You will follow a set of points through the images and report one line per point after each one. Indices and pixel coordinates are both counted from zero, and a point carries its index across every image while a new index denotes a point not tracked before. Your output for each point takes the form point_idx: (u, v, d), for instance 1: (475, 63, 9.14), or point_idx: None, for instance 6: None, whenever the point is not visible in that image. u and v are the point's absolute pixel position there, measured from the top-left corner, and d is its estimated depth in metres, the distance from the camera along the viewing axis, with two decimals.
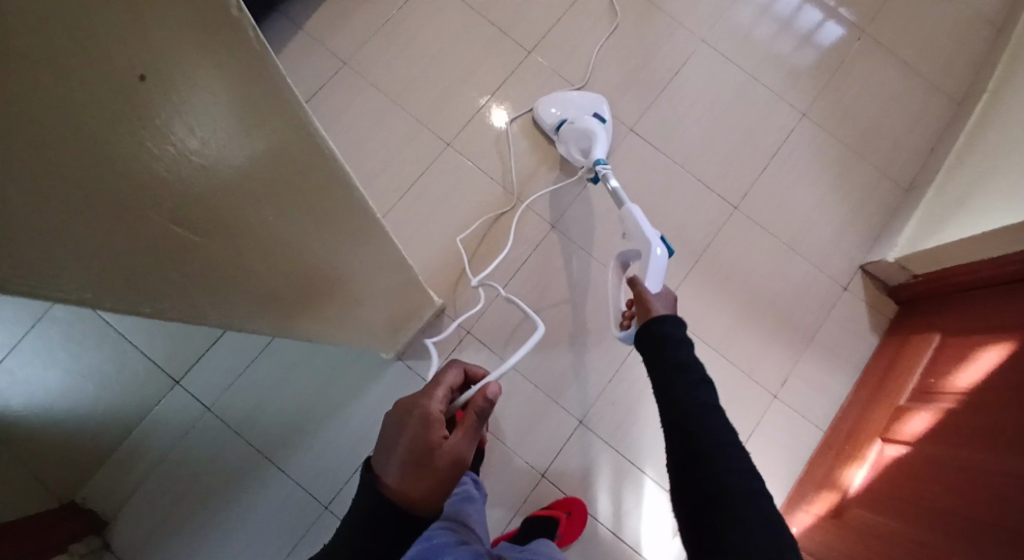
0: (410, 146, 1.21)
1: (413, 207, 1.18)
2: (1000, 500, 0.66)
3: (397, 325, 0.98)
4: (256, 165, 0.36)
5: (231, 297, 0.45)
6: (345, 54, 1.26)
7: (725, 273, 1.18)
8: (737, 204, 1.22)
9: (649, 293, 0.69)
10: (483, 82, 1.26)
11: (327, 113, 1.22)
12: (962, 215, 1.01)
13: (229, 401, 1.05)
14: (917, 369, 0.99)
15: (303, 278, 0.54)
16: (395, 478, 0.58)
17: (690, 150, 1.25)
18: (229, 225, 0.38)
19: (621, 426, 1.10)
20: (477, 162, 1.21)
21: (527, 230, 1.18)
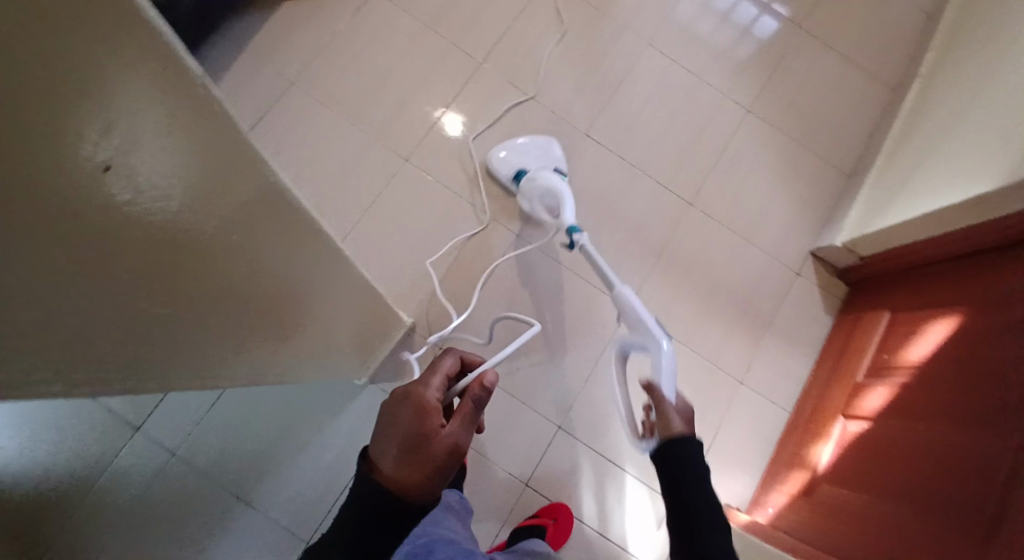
0: (367, 163, 1.20)
1: (374, 225, 1.17)
2: (962, 473, 0.70)
3: (366, 350, 0.97)
4: (212, 208, 0.34)
5: (198, 345, 0.43)
6: (294, 74, 1.23)
7: (687, 268, 1.22)
8: (693, 200, 1.26)
9: (666, 402, 0.72)
10: (438, 95, 1.25)
11: (278, 136, 1.19)
12: (905, 198, 1.07)
13: (197, 442, 1.01)
14: (871, 346, 1.05)
15: (270, 310, 0.53)
16: (392, 465, 0.57)
17: (646, 150, 1.28)
18: (189, 275, 0.36)
19: (599, 428, 1.11)
20: (437, 175, 1.21)
21: (492, 241, 1.18)
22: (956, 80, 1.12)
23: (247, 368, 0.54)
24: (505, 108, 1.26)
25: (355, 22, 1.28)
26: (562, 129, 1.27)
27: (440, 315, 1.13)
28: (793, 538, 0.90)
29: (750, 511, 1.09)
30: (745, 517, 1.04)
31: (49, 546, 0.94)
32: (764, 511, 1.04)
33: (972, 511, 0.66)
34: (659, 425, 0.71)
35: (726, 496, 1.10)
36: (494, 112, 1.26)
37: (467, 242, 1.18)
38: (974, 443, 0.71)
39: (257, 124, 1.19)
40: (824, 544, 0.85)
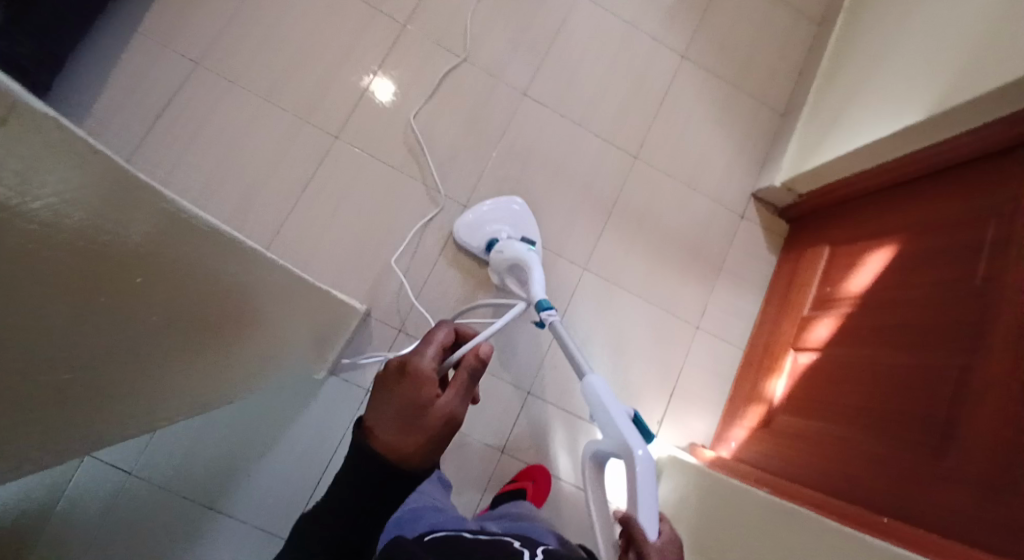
0: (296, 145, 1.12)
1: (313, 211, 1.10)
2: (912, 392, 0.76)
3: (321, 344, 0.94)
4: (120, 236, 0.40)
5: (107, 340, 0.47)
6: (200, 52, 1.12)
7: (638, 223, 1.22)
8: (638, 153, 1.26)
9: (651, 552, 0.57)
10: (363, 63, 1.17)
11: (193, 120, 1.09)
12: (836, 135, 1.11)
13: (153, 458, 0.96)
14: (813, 278, 1.11)
15: (203, 316, 0.56)
16: (388, 432, 0.51)
17: (587, 106, 1.25)
18: (89, 284, 0.41)
19: (568, 388, 1.13)
20: (373, 152, 1.14)
21: (440, 216, 1.14)
22: (878, 12, 1.15)
23: (176, 360, 0.58)
24: (438, 73, 1.20)
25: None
26: (499, 91, 1.22)
27: (395, 296, 1.09)
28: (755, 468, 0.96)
29: (713, 446, 1.15)
30: (710, 453, 1.10)
31: None
32: (727, 446, 1.10)
33: (927, 425, 0.71)
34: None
35: (690, 436, 1.16)
36: (427, 79, 1.19)
37: (413, 219, 1.13)
38: (921, 362, 0.77)
39: (167, 110, 1.08)
40: (786, 470, 0.90)
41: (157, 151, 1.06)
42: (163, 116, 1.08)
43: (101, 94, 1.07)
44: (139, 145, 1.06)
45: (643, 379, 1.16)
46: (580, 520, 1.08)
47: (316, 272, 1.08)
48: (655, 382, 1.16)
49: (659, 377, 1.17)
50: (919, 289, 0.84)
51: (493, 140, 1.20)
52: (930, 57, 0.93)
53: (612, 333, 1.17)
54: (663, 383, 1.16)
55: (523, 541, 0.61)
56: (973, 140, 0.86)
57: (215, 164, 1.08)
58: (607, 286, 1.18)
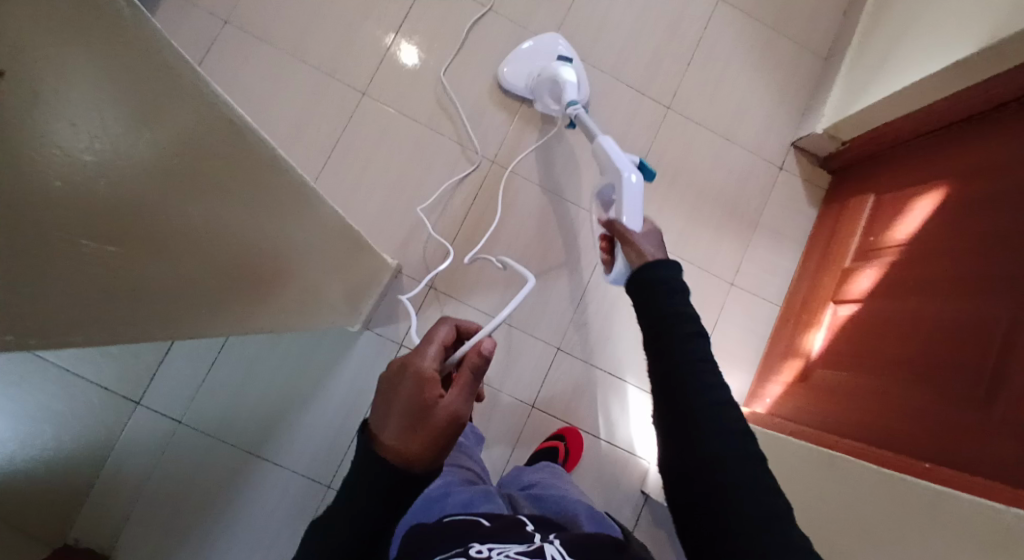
0: (324, 102, 1.12)
1: (343, 168, 1.10)
2: (961, 338, 0.73)
3: (353, 295, 0.94)
4: (181, 155, 0.42)
5: (179, 267, 0.47)
6: (227, 11, 1.12)
7: (670, 176, 1.19)
8: (670, 103, 1.21)
9: (635, 234, 0.65)
10: (387, 17, 1.15)
11: (222, 80, 1.10)
12: (884, 75, 1.04)
13: (200, 411, 1.01)
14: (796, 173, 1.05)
15: (248, 248, 0.58)
16: (394, 435, 0.48)
17: (618, 54, 1.21)
18: (162, 206, 0.42)
19: (599, 343, 1.12)
20: (400, 108, 1.13)
21: (466, 171, 1.13)
22: None
23: (229, 295, 0.60)
24: (461, 24, 1.17)
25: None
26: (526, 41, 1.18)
27: (424, 254, 1.10)
28: (791, 422, 0.94)
29: (748, 404, 1.13)
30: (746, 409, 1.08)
31: (74, 526, 0.95)
32: (763, 403, 1.08)
33: (977, 370, 0.68)
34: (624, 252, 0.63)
35: None
36: (452, 30, 1.16)
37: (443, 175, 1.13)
38: (970, 307, 0.74)
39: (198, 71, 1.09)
40: (825, 423, 0.88)
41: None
42: None
43: None
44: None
45: None
46: (611, 476, 1.08)
47: None
48: None
49: None
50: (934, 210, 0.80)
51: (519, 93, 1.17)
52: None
53: None
54: None
55: (539, 526, 0.62)
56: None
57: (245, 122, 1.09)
58: None
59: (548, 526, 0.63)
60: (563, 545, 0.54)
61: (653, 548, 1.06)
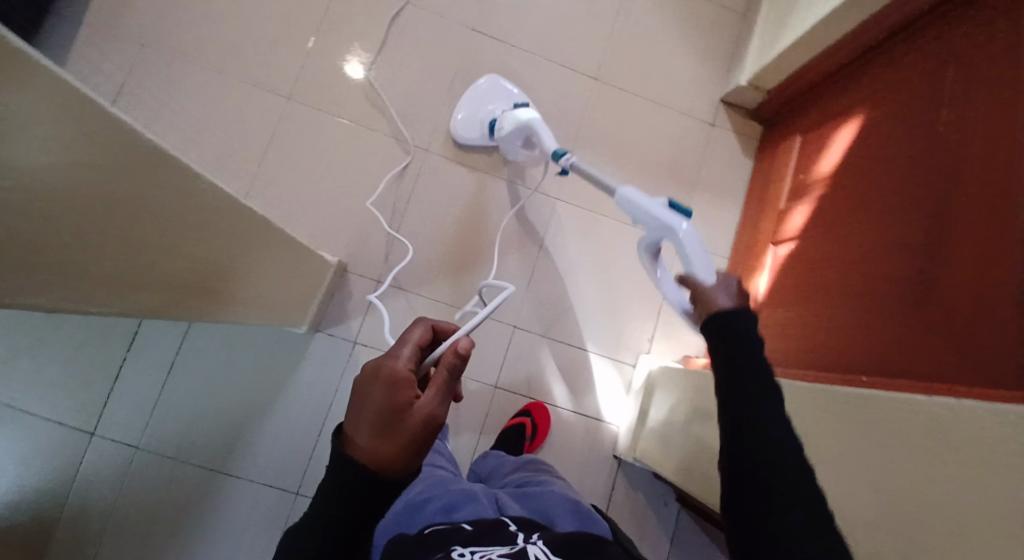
0: (252, 114, 1.11)
1: (280, 178, 1.10)
2: (886, 254, 0.75)
3: (299, 292, 0.93)
4: (124, 176, 0.44)
5: (129, 272, 0.52)
6: (145, 38, 1.11)
7: (606, 146, 1.21)
8: (598, 75, 1.23)
9: (708, 284, 0.56)
10: (307, 22, 1.15)
11: (145, 105, 1.08)
12: (795, 19, 1.06)
13: (160, 430, 0.99)
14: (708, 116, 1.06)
15: (201, 259, 0.61)
16: (370, 440, 0.48)
17: (541, 32, 1.22)
18: (113, 220, 0.45)
19: (556, 316, 1.13)
20: (330, 110, 1.13)
21: (405, 164, 1.13)
22: None
23: (168, 304, 0.62)
24: (386, 18, 1.17)
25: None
26: (448, 30, 1.19)
27: (370, 251, 1.10)
28: None
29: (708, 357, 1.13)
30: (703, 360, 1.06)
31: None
32: None
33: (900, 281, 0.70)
34: (701, 310, 0.56)
35: (683, 348, 1.14)
36: (373, 29, 1.16)
37: (381, 173, 1.13)
38: (891, 224, 0.76)
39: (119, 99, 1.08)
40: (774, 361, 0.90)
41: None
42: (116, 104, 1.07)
43: None
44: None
45: (631, 296, 1.16)
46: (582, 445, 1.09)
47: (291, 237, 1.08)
48: (642, 294, 1.16)
49: (645, 291, 1.16)
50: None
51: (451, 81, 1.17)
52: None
53: (591, 257, 1.16)
54: (649, 297, 1.16)
55: (525, 523, 0.60)
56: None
57: (179, 133, 1.08)
58: (582, 213, 1.17)
59: (535, 525, 0.60)
60: (549, 548, 0.52)
61: (627, 516, 1.06)
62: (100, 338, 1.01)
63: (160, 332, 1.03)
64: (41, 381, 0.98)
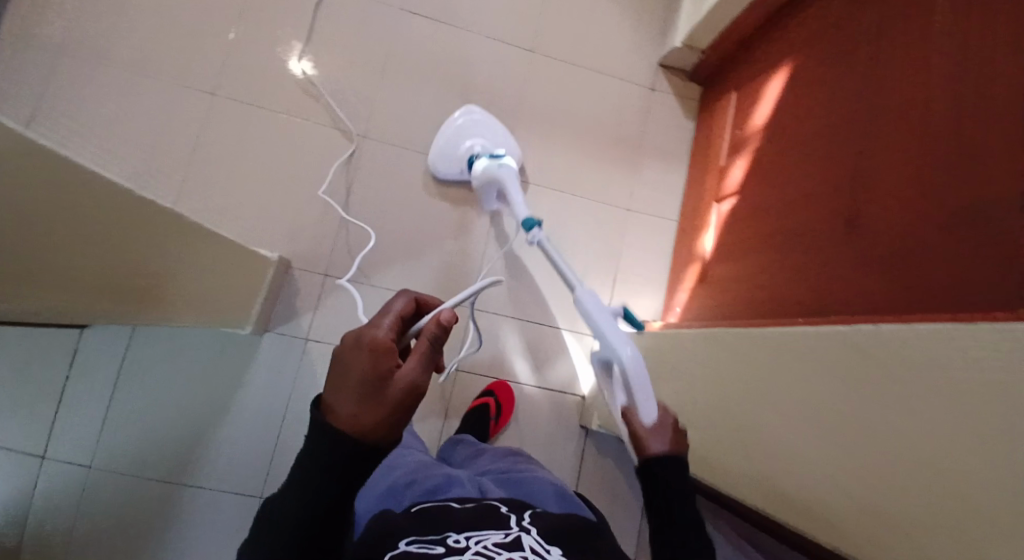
0: (334, 152, 1.22)
1: (342, 211, 1.20)
2: None
3: (237, 293, 0.98)
4: (92, 214, 0.60)
5: (88, 282, 0.67)
6: (218, 71, 1.21)
7: (640, 266, 1.29)
8: (651, 202, 1.32)
9: (642, 425, 0.52)
10: (406, 81, 1.27)
11: (241, 123, 1.20)
12: None
13: (131, 422, 1.05)
14: (715, 231, 1.11)
15: (140, 265, 0.72)
16: (351, 409, 0.44)
17: (608, 148, 1.32)
18: (101, 244, 0.63)
19: (552, 406, 1.22)
20: (405, 165, 1.24)
21: (447, 213, 1.23)
22: None
23: (130, 288, 0.75)
24: (381, 73, 1.26)
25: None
26: (527, 122, 1.29)
27: None
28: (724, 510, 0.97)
29: None
30: None
31: None
32: None
33: None
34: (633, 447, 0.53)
35: None
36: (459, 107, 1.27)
37: (433, 232, 1.22)
38: None
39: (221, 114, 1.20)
40: None
41: (95, 139, 1.15)
42: (219, 116, 1.20)
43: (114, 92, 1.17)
44: (77, 133, 1.15)
45: None
46: None
47: (337, 266, 1.17)
48: None
49: None
50: (794, 266, 0.80)
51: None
52: (809, 90, 0.90)
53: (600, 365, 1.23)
54: None
55: (511, 505, 0.63)
56: (863, 65, 0.79)
57: (180, 155, 1.17)
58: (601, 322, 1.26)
59: (519, 505, 0.64)
60: (538, 530, 0.57)
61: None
62: (42, 350, 1.06)
63: (108, 341, 1.07)
64: None
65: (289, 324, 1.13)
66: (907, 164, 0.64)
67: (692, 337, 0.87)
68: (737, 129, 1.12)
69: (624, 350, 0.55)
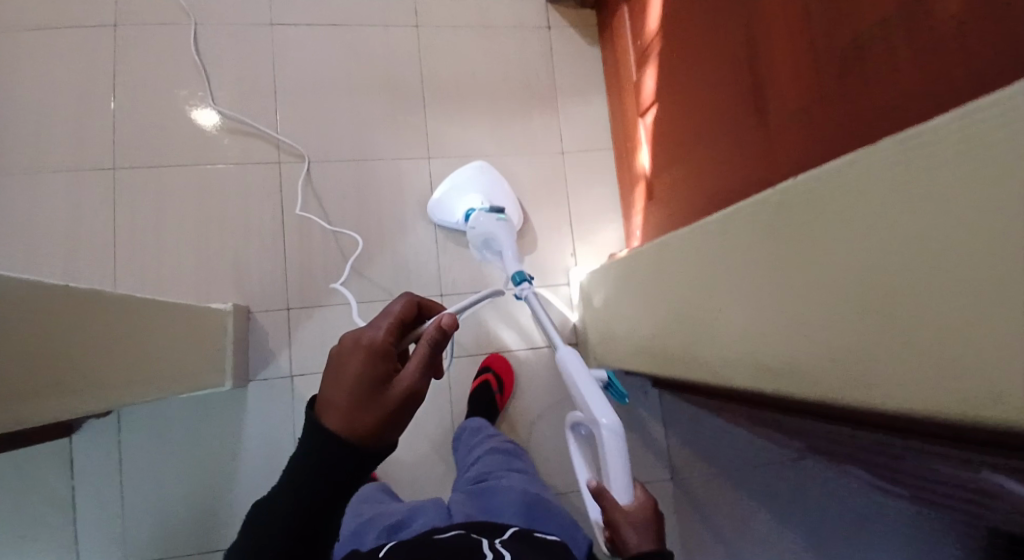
0: (262, 186, 1.18)
1: (289, 242, 1.17)
2: None
3: (201, 349, 0.95)
4: (36, 316, 0.59)
5: (68, 381, 0.64)
6: (112, 135, 1.15)
7: (592, 205, 1.31)
8: (584, 139, 1.33)
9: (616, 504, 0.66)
10: (312, 96, 1.23)
11: (155, 182, 1.15)
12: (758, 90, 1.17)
13: (137, 520, 1.02)
14: (648, 146, 1.13)
15: (80, 336, 0.66)
16: (346, 414, 0.44)
17: (530, 100, 1.32)
18: (58, 344, 0.62)
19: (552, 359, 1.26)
20: (337, 177, 1.21)
21: (390, 211, 1.22)
22: None
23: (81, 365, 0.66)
24: (281, 92, 1.22)
25: (46, 54, 1.15)
26: (445, 101, 1.28)
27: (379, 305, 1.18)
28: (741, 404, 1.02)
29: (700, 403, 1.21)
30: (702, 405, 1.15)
31: None
32: None
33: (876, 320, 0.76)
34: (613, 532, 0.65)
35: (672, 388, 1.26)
36: (375, 109, 1.25)
37: (386, 234, 1.21)
38: None
39: (129, 178, 1.14)
40: None
41: (1, 254, 1.08)
42: (125, 180, 1.14)
43: (9, 187, 1.10)
44: None
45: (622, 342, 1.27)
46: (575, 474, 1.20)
47: (301, 296, 1.15)
48: None
49: None
50: (725, 155, 0.84)
51: (397, 121, 1.26)
52: None
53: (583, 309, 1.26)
54: None
55: (483, 528, 0.63)
56: None
57: (100, 232, 1.12)
58: (573, 269, 1.28)
59: (490, 527, 0.63)
60: (511, 551, 0.56)
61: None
62: (23, 465, 1.01)
63: (87, 448, 1.03)
64: None
65: (269, 367, 1.11)
66: (798, 18, 0.66)
67: (647, 252, 0.90)
68: (639, 40, 1.13)
69: (601, 418, 0.68)
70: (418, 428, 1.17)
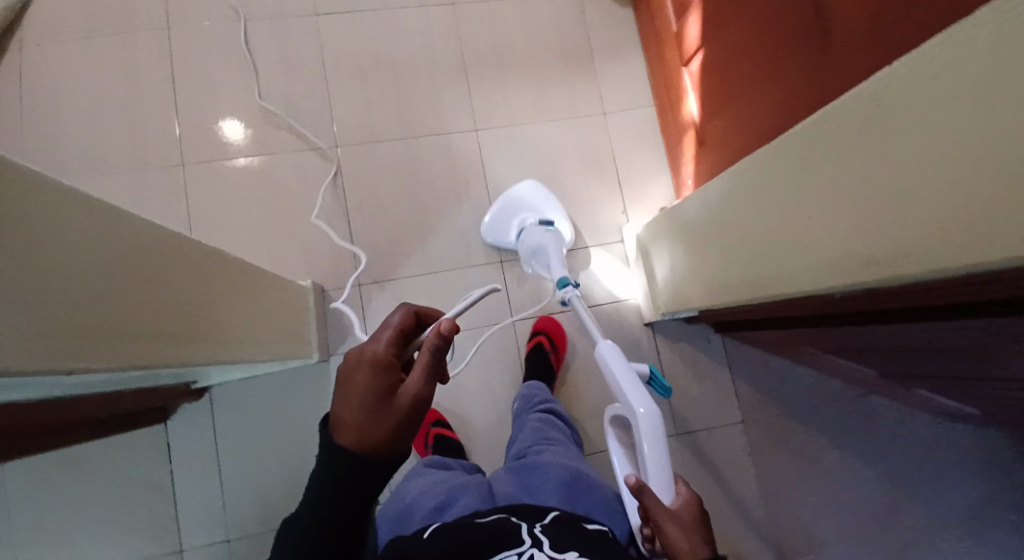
0: (317, 173, 1.24)
1: (347, 224, 1.23)
2: None
3: (293, 314, 1.03)
4: (124, 255, 0.49)
5: (177, 322, 0.56)
6: (178, 138, 1.23)
7: (639, 163, 1.28)
8: (625, 97, 1.29)
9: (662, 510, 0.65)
10: (354, 81, 1.27)
11: (220, 178, 1.22)
12: None
13: (241, 481, 1.16)
14: (694, 94, 1.07)
15: (174, 272, 0.57)
16: (354, 427, 0.51)
17: (566, 65, 1.29)
18: (154, 283, 0.53)
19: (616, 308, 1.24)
20: (385, 158, 1.25)
21: (438, 185, 1.25)
22: None
23: (180, 306, 0.57)
24: (326, 81, 1.26)
25: (112, 67, 1.24)
26: (481, 73, 1.28)
27: (434, 278, 1.22)
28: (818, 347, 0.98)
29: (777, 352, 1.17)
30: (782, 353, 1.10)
31: None
32: None
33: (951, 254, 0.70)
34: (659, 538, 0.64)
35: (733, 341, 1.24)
36: (414, 87, 1.27)
37: (436, 209, 1.25)
38: None
39: (197, 176, 1.22)
40: None
41: None
42: (194, 178, 1.22)
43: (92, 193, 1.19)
44: None
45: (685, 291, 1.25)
46: None
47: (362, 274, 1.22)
48: None
49: None
50: (775, 101, 0.79)
51: (436, 98, 1.27)
52: None
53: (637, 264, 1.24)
54: None
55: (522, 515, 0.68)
56: None
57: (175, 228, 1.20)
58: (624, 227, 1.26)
59: (530, 513, 0.68)
60: (549, 538, 0.61)
61: (691, 462, 1.18)
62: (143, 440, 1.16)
63: (192, 422, 1.17)
64: (108, 499, 1.14)
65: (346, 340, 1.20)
66: None
67: (705, 205, 0.88)
68: None
69: (640, 408, 0.71)
70: (482, 391, 1.21)
